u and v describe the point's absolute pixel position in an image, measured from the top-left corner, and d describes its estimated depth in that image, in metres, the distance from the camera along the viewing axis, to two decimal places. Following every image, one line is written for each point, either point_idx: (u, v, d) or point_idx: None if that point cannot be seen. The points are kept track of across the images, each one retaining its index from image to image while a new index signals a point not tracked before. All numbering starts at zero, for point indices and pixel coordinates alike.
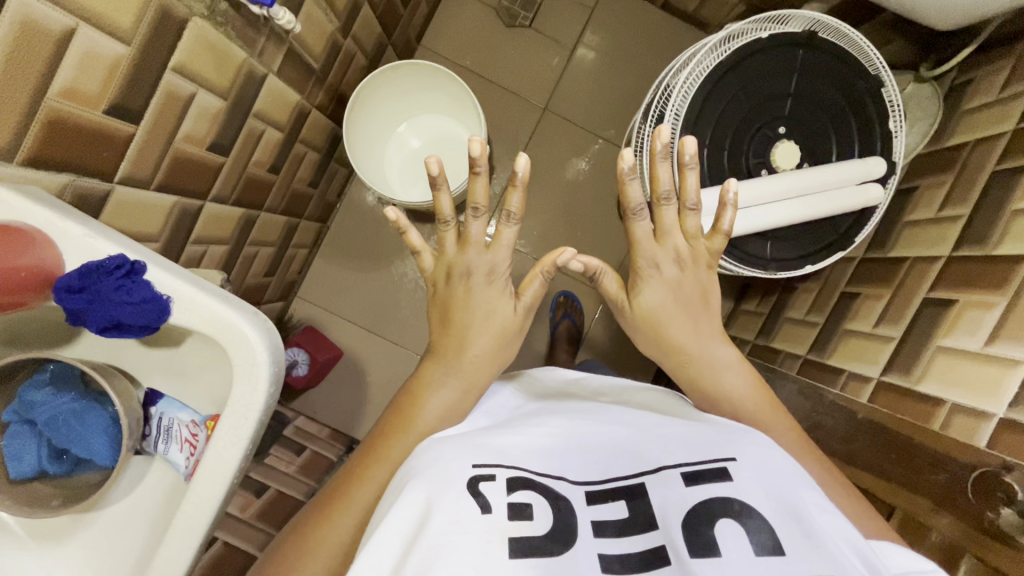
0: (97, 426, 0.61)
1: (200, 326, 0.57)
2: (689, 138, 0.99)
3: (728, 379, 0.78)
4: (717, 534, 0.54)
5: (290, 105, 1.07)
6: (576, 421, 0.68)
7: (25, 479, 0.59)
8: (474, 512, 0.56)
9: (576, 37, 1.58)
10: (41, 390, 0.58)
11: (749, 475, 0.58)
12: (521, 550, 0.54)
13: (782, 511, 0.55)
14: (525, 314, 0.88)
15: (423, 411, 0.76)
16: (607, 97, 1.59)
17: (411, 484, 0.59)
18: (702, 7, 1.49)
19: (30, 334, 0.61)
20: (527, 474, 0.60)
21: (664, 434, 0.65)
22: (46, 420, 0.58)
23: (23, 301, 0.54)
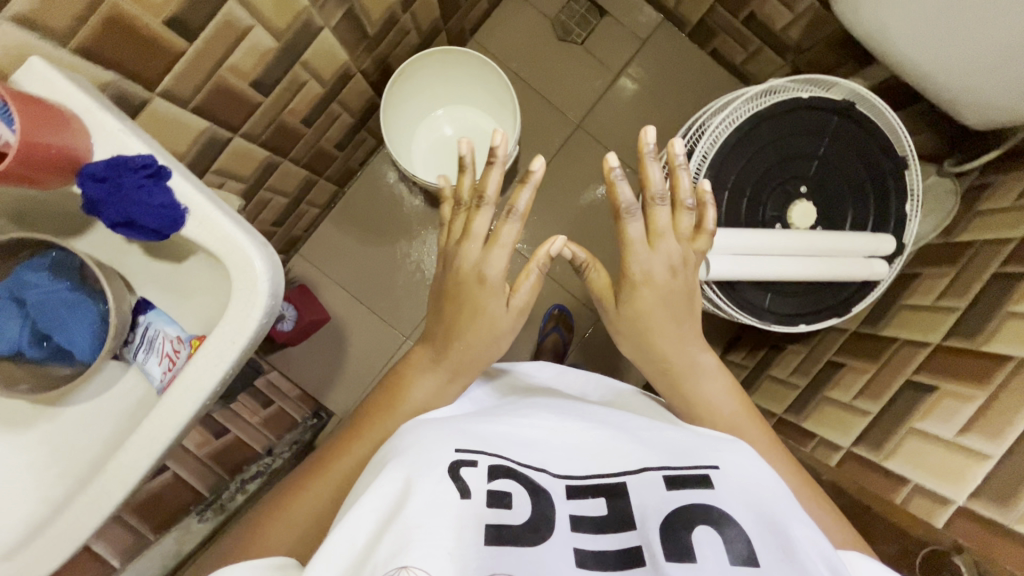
0: (85, 320, 0.61)
1: (209, 244, 0.57)
2: (712, 178, 1.01)
3: (706, 386, 0.80)
4: (692, 540, 0.55)
5: (337, 64, 1.08)
6: (561, 416, 0.68)
7: (0, 357, 0.58)
8: (453, 498, 0.56)
9: (622, 66, 1.62)
10: (38, 273, 0.59)
11: (729, 485, 0.59)
12: (498, 537, 0.55)
13: (759, 523, 0.57)
14: (518, 314, 0.83)
15: (409, 394, 0.78)
16: (640, 127, 1.62)
17: (390, 467, 0.59)
18: (749, 61, 1.54)
19: (40, 217, 0.62)
20: (509, 462, 0.61)
21: (649, 439, 0.66)
22: (37, 302, 0.59)
23: (40, 181, 0.53)
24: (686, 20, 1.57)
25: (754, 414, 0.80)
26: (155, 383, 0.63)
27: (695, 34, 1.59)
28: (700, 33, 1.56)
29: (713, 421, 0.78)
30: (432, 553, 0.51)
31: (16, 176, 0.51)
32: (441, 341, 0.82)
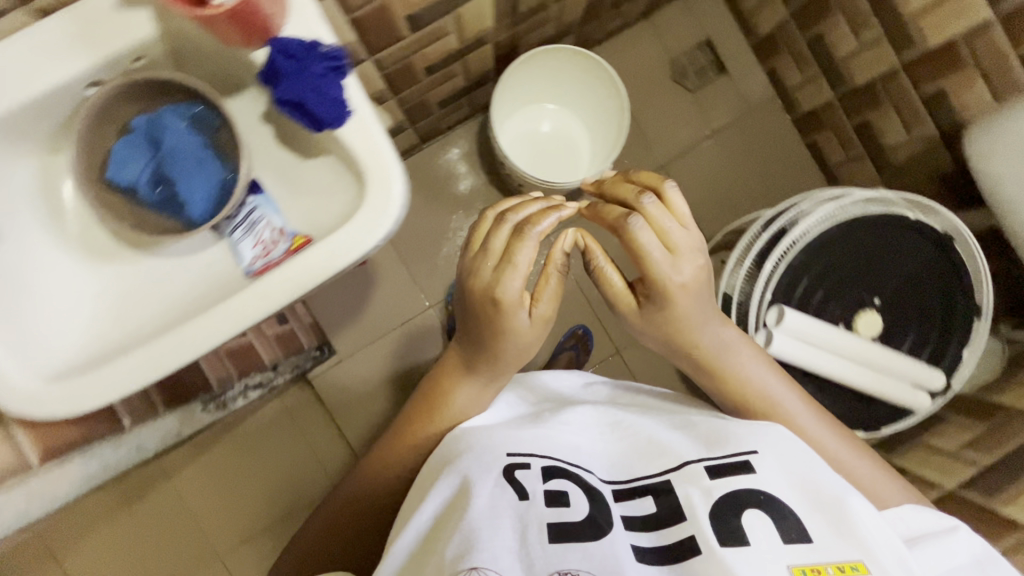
0: (204, 180, 0.60)
1: (358, 151, 0.57)
2: (795, 265, 1.01)
3: (751, 367, 0.79)
4: (745, 523, 0.59)
5: (479, 26, 1.09)
6: (603, 419, 0.74)
7: (117, 186, 0.58)
8: (512, 500, 0.61)
9: (721, 125, 1.64)
10: (178, 120, 0.59)
11: (770, 468, 0.64)
12: (560, 528, 0.58)
13: (806, 502, 0.62)
14: (544, 324, 0.72)
15: (451, 397, 0.77)
16: (719, 188, 1.63)
17: (450, 470, 0.65)
18: (841, 164, 1.54)
19: (193, 68, 0.61)
20: (555, 460, 0.66)
21: (682, 437, 0.71)
22: (169, 147, 0.59)
23: (222, 28, 0.51)
24: (799, 103, 1.58)
25: (798, 397, 0.80)
26: (245, 266, 0.62)
27: (801, 120, 1.61)
28: (808, 120, 1.57)
29: (763, 410, 0.78)
30: (500, 551, 0.56)
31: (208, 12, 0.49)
32: (477, 349, 0.75)
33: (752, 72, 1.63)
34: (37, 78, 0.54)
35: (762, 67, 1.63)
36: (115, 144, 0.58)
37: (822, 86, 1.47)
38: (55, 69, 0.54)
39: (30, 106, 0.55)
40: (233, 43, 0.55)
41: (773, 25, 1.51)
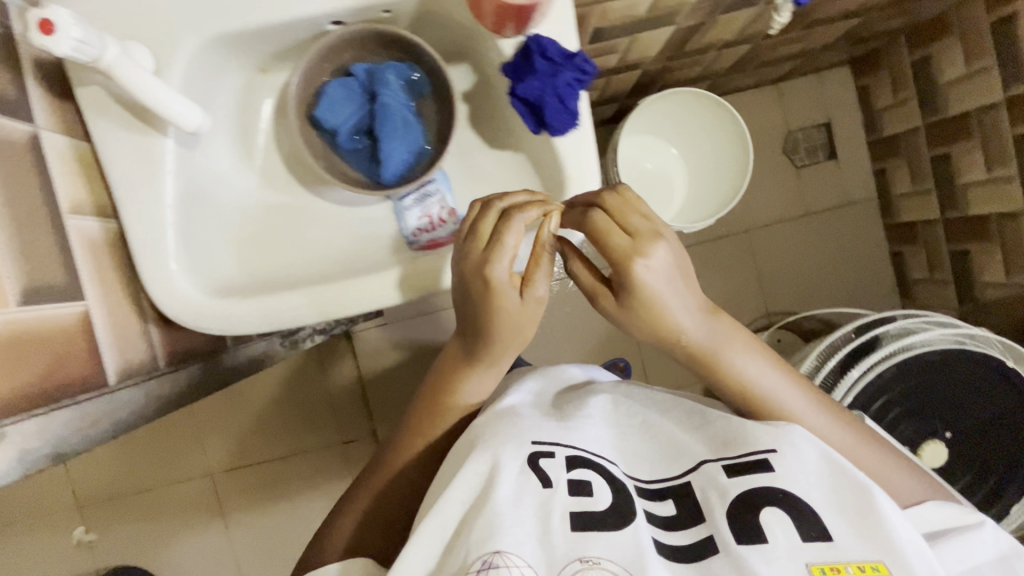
0: (402, 143, 0.59)
1: (565, 163, 0.56)
2: (880, 380, 0.97)
3: (748, 364, 0.59)
4: (763, 522, 0.51)
5: (643, 53, 1.06)
6: (625, 416, 0.62)
7: (320, 123, 0.58)
8: (535, 488, 0.52)
9: (812, 207, 1.64)
10: (396, 78, 0.59)
11: (794, 470, 0.53)
12: (588, 522, 0.50)
13: (832, 500, 0.52)
14: (541, 304, 0.55)
15: (460, 390, 0.62)
16: (792, 271, 1.64)
17: (472, 448, 0.55)
18: (922, 281, 1.54)
19: (420, 33, 0.60)
20: (580, 450, 0.56)
21: (700, 432, 0.59)
22: (380, 102, 0.58)
23: (485, 9, 0.51)
24: (898, 212, 1.57)
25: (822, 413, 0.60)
26: (408, 236, 0.60)
27: (894, 229, 1.60)
28: (902, 231, 1.56)
29: (768, 408, 0.59)
30: (521, 538, 0.48)
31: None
32: (473, 334, 0.57)
33: (859, 170, 1.64)
34: (291, 4, 0.52)
35: (871, 165, 1.63)
36: (331, 83, 0.58)
37: (929, 201, 1.44)
38: (312, 1, 0.52)
39: (272, 27, 0.53)
40: (490, 24, 0.53)
41: (899, 127, 1.49)
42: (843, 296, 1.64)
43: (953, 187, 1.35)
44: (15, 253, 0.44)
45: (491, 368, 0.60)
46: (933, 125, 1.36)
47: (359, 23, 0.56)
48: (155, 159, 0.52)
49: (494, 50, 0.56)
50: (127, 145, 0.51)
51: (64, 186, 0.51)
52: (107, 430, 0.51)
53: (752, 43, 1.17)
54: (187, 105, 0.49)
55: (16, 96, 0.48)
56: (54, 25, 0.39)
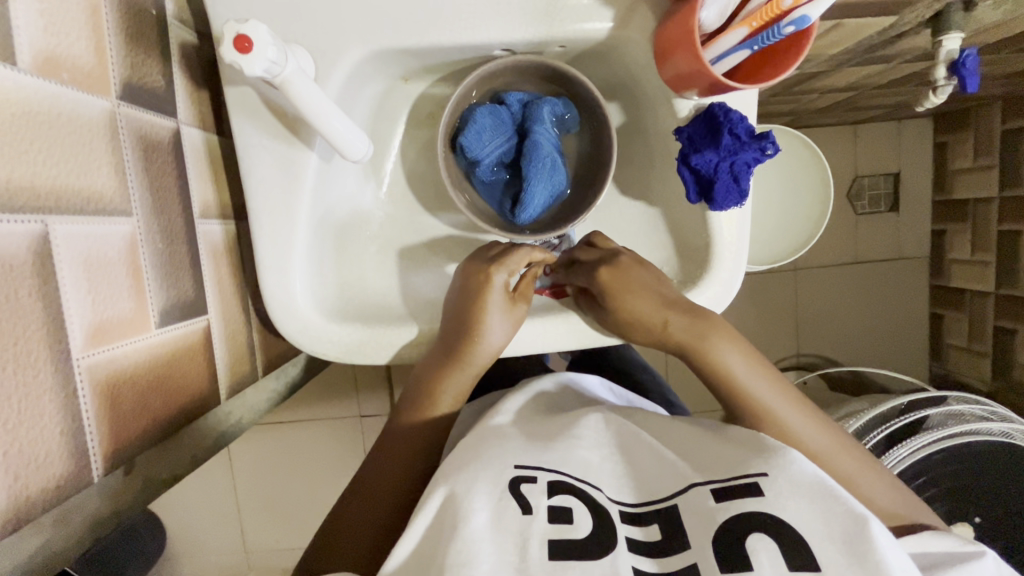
0: (546, 186, 0.55)
1: (715, 237, 0.53)
2: (928, 461, 0.77)
3: (742, 363, 0.49)
4: (748, 546, 0.36)
5: None
6: (615, 431, 0.47)
7: (463, 150, 0.54)
8: (514, 517, 0.38)
9: (866, 259, 1.27)
10: (551, 114, 0.55)
11: (793, 493, 0.38)
12: (563, 550, 0.37)
13: (843, 533, 0.36)
14: (512, 321, 0.52)
15: (441, 388, 0.52)
16: (848, 333, 1.29)
17: (436, 478, 0.41)
18: (957, 350, 1.23)
19: (582, 67, 0.55)
20: (563, 472, 0.41)
21: (706, 449, 0.44)
22: (532, 137, 0.54)
23: (684, 67, 0.46)
24: (949, 275, 1.23)
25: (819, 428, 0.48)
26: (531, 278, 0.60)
27: (941, 294, 1.25)
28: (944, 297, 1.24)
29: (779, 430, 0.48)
30: (497, 569, 0.35)
31: (695, 54, 0.44)
32: (449, 346, 0.52)
33: (920, 227, 1.27)
34: (467, 28, 0.47)
35: (932, 224, 1.26)
36: (481, 109, 0.54)
37: (984, 274, 1.14)
38: (491, 28, 0.48)
39: (440, 47, 0.48)
40: (669, 80, 0.49)
41: (972, 194, 1.16)
42: (871, 356, 1.30)
43: (1016, 264, 1.07)
44: (158, 268, 0.42)
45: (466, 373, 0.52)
46: (1007, 200, 1.08)
47: (528, 52, 0.52)
48: (296, 172, 0.48)
49: (666, 106, 0.52)
50: (272, 154, 0.48)
51: (196, 186, 0.48)
52: (205, 453, 0.48)
53: (859, 91, 0.98)
54: (351, 126, 0.45)
55: (166, 88, 0.44)
56: (252, 42, 0.36)
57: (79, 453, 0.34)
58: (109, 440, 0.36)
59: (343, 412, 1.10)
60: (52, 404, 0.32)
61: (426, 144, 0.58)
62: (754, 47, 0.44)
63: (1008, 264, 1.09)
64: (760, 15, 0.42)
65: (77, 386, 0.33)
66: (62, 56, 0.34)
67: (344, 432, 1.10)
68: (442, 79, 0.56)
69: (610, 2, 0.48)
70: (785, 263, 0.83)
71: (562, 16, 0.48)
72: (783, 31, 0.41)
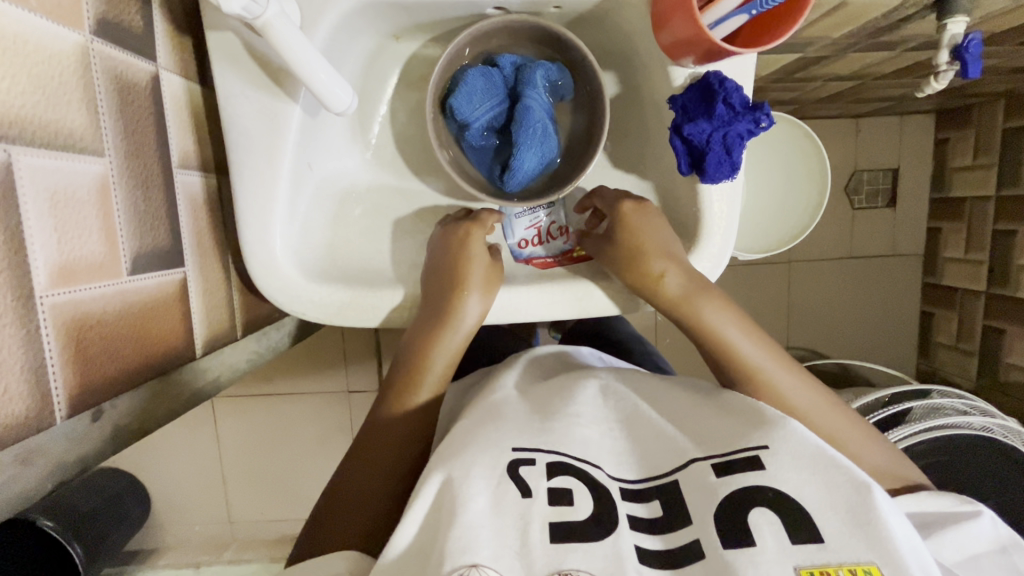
0: (537, 153, 0.54)
1: (708, 210, 0.52)
2: (911, 453, 0.77)
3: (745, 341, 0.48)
4: (752, 521, 0.36)
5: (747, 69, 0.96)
6: (613, 410, 0.46)
7: (453, 112, 0.53)
8: (513, 500, 0.37)
9: (861, 254, 1.27)
10: (544, 79, 0.54)
11: (794, 465, 0.38)
12: (565, 532, 0.36)
13: (848, 509, 0.36)
14: (496, 278, 0.53)
15: (431, 357, 0.49)
16: (839, 326, 1.29)
17: (434, 458, 0.40)
18: (944, 348, 1.24)
19: (577, 33, 0.54)
20: (562, 454, 0.40)
21: (701, 425, 0.44)
22: (523, 102, 0.53)
23: (681, 32, 0.45)
24: (942, 273, 1.23)
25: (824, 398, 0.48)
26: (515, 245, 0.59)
27: (932, 292, 1.26)
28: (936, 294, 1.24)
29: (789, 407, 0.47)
30: (498, 555, 0.35)
31: (693, 17, 0.43)
32: (432, 313, 0.50)
33: (916, 224, 1.26)
34: None
35: (928, 221, 1.25)
36: (472, 71, 0.52)
37: (976, 273, 1.14)
38: None
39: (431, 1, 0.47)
40: (666, 48, 0.48)
41: (971, 192, 1.15)
42: (859, 352, 1.31)
43: (1009, 264, 1.08)
44: (133, 215, 0.40)
45: (450, 343, 0.50)
46: (1003, 198, 1.08)
47: (523, 13, 0.51)
48: (279, 126, 0.47)
49: (662, 76, 0.51)
50: (254, 106, 0.47)
51: (175, 135, 0.46)
52: (181, 407, 0.47)
53: (862, 81, 0.97)
54: (336, 78, 0.44)
55: (145, 30, 0.43)
56: None
57: (42, 394, 0.33)
58: (73, 382, 0.35)
59: (330, 386, 1.08)
60: (13, 340, 0.31)
61: (416, 106, 0.57)
62: (752, 12, 0.43)
63: (1000, 264, 1.09)
64: None
65: (39, 322, 0.32)
66: None
67: (332, 405, 1.09)
68: (434, 39, 0.54)
69: None
70: (774, 254, 0.82)
71: None
72: None
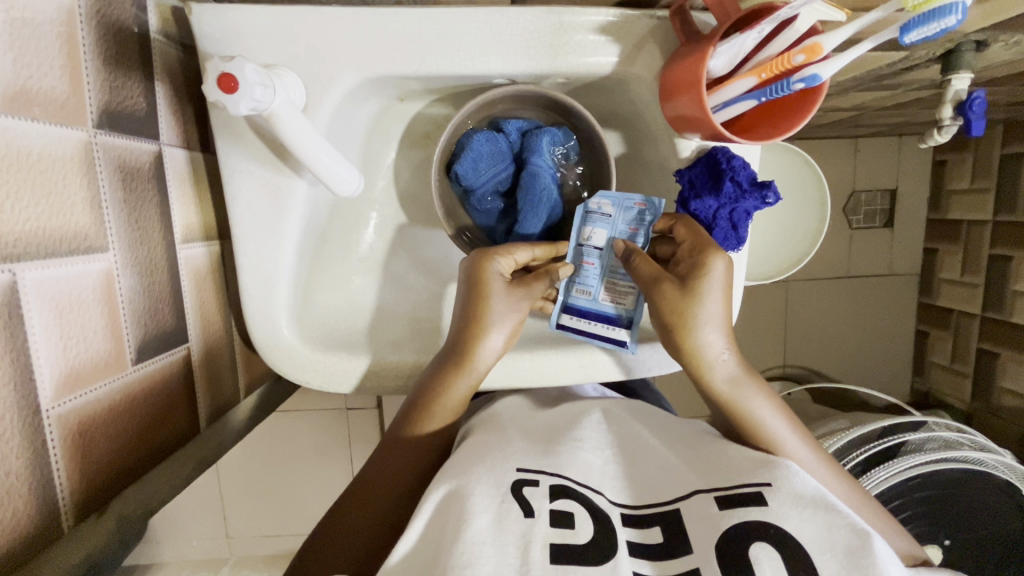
0: (543, 218, 0.53)
1: None
2: (904, 485, 0.76)
3: (764, 409, 0.47)
4: (751, 555, 0.36)
5: None
6: (616, 439, 0.48)
7: (457, 178, 0.53)
8: (517, 520, 0.37)
9: (858, 274, 1.27)
10: (551, 143, 0.53)
11: (797, 504, 0.38)
12: (565, 554, 0.36)
13: (844, 552, 0.36)
14: (516, 308, 0.49)
15: (446, 394, 0.48)
16: (835, 343, 1.30)
17: (438, 474, 0.41)
18: (939, 368, 1.24)
19: (580, 96, 0.54)
20: (565, 477, 0.41)
21: (709, 458, 0.44)
22: (529, 169, 0.52)
23: (690, 113, 0.44)
24: (937, 294, 1.23)
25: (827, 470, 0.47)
26: (560, 288, 0.54)
27: (928, 312, 1.26)
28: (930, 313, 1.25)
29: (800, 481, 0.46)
30: (498, 570, 0.35)
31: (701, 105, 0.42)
32: (453, 346, 0.48)
33: (912, 245, 1.26)
34: (467, 61, 0.46)
35: (924, 243, 1.26)
36: (476, 137, 0.52)
37: (972, 295, 1.15)
38: (491, 59, 0.46)
39: (439, 75, 0.46)
40: (672, 118, 0.47)
41: (967, 216, 1.15)
42: (855, 371, 1.31)
43: (1005, 289, 1.08)
44: (137, 306, 0.40)
45: (474, 369, 0.48)
46: (1000, 224, 1.08)
47: (528, 83, 0.50)
48: (283, 200, 0.47)
49: (669, 145, 0.51)
50: (259, 181, 0.46)
51: (178, 210, 0.46)
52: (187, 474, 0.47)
53: (863, 111, 0.97)
54: (340, 161, 0.43)
55: (147, 111, 0.42)
56: (237, 81, 0.35)
57: (49, 500, 0.33)
58: (75, 476, 0.35)
59: (329, 405, 1.05)
60: (18, 458, 0.31)
61: (420, 164, 0.57)
62: (762, 98, 0.42)
63: (995, 288, 1.10)
64: (770, 66, 0.40)
65: (45, 437, 0.32)
66: (33, 89, 0.32)
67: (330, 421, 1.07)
68: (438, 100, 0.54)
69: (617, 37, 0.46)
70: (773, 282, 0.78)
71: (567, 48, 0.46)
72: (792, 87, 0.39)
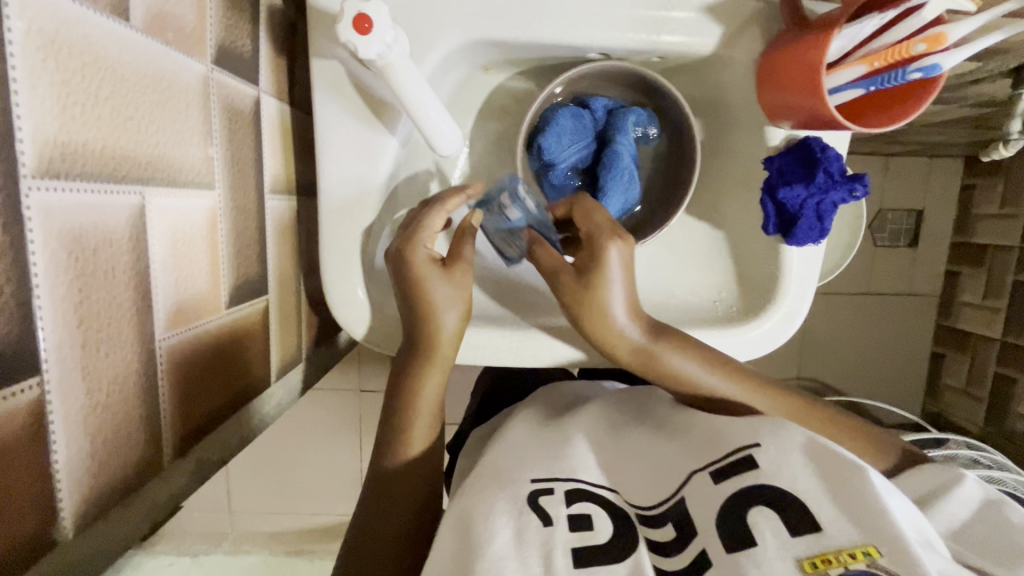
0: (623, 199, 0.53)
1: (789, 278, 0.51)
2: None
3: (688, 366, 0.46)
4: (751, 523, 0.33)
5: None
6: (611, 436, 0.45)
7: (538, 151, 0.52)
8: (536, 530, 0.35)
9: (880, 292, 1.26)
10: (636, 123, 0.53)
11: (784, 454, 0.36)
12: (588, 557, 0.34)
13: (844, 501, 0.33)
14: (455, 284, 0.45)
15: (419, 396, 0.44)
16: (850, 359, 1.28)
17: (453, 502, 0.39)
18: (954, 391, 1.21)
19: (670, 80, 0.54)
20: (579, 480, 0.38)
21: (690, 440, 0.41)
22: (613, 147, 0.52)
23: (793, 101, 0.44)
24: (956, 318, 1.21)
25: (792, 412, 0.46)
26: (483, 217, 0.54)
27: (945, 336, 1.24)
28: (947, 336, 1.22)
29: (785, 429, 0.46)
30: None
31: (807, 90, 0.42)
32: (407, 346, 0.46)
33: (933, 267, 1.24)
34: (571, 30, 0.45)
35: (947, 265, 1.24)
36: (562, 111, 0.52)
37: (992, 319, 1.12)
38: (594, 30, 0.45)
39: (539, 44, 0.46)
40: (769, 106, 0.47)
41: (992, 240, 1.14)
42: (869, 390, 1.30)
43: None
44: (230, 248, 0.39)
45: (439, 365, 0.44)
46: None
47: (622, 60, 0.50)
48: (375, 157, 0.46)
49: (756, 134, 0.51)
50: (352, 136, 0.46)
51: (269, 159, 0.45)
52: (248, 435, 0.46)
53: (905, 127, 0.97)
54: (447, 120, 0.43)
55: (251, 54, 0.41)
56: (372, 24, 0.35)
57: (153, 434, 0.32)
58: (175, 413, 0.34)
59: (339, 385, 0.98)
60: (131, 384, 0.30)
61: (494, 138, 0.56)
62: (871, 87, 0.41)
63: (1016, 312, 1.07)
64: (885, 55, 0.39)
65: (157, 369, 0.32)
66: (170, 12, 0.31)
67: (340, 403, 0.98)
68: (522, 74, 0.54)
69: (722, 18, 0.46)
70: None
71: (671, 26, 0.46)
72: (908, 75, 0.40)
